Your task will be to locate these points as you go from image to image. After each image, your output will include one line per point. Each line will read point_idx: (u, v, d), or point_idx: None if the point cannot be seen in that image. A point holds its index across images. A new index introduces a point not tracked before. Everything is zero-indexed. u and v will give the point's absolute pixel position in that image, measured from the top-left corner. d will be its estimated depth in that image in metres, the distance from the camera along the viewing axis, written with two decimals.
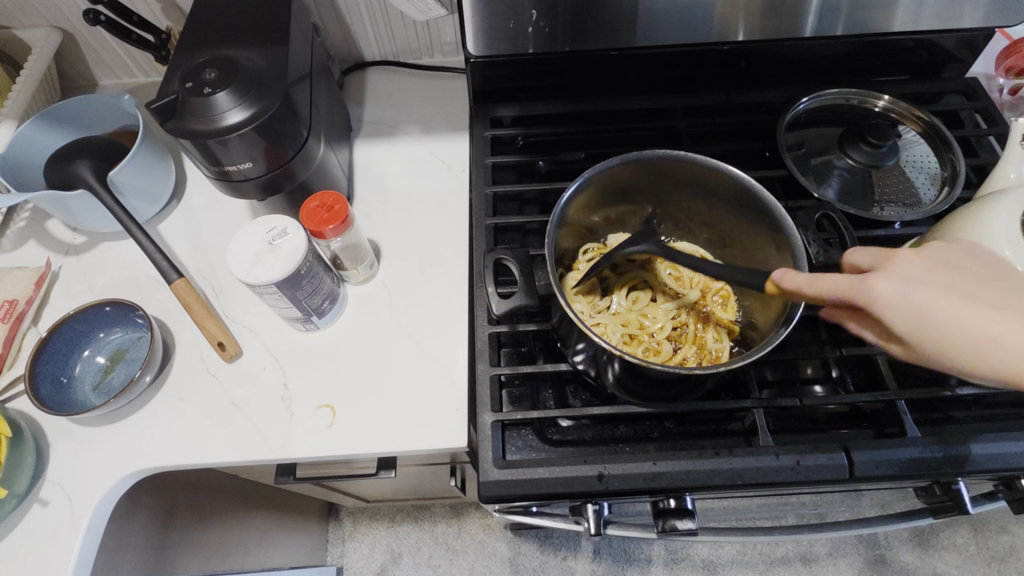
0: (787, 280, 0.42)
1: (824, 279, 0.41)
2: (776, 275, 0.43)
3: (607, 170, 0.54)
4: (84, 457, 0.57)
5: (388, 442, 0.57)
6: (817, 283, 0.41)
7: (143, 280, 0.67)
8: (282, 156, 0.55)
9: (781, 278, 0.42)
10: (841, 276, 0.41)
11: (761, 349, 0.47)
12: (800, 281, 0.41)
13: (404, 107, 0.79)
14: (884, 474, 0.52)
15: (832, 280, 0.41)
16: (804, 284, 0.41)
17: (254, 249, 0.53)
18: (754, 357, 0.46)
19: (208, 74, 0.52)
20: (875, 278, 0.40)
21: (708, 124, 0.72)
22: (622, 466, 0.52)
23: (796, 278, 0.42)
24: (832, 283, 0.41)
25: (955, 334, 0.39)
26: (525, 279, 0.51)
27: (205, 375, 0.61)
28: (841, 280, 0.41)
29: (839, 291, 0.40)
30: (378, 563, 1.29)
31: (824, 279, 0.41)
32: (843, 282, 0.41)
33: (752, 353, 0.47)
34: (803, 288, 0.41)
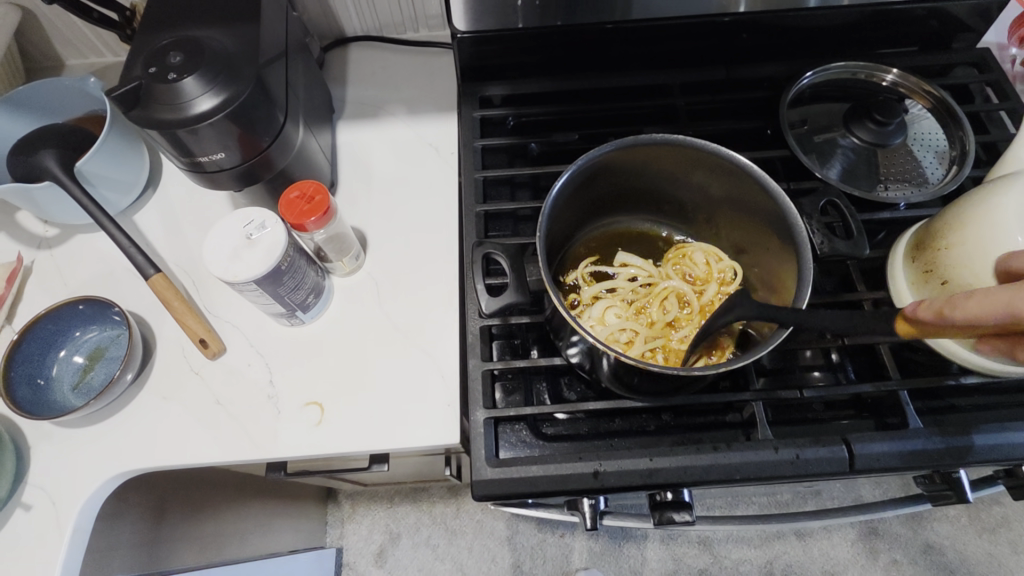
0: (923, 311, 0.38)
1: (965, 303, 0.38)
2: (908, 309, 0.39)
3: (600, 156, 0.52)
4: (66, 460, 0.56)
5: (378, 440, 0.56)
6: (961, 307, 0.38)
7: (120, 274, 0.64)
8: (258, 144, 0.52)
9: (915, 310, 0.39)
10: (989, 293, 0.37)
11: (762, 347, 0.45)
12: (940, 308, 0.38)
13: (388, 86, 0.76)
14: (885, 466, 0.50)
15: (978, 300, 0.38)
16: (946, 311, 0.38)
17: (231, 243, 0.51)
18: (754, 357, 0.44)
19: (173, 58, 0.49)
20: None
21: (707, 101, 0.69)
22: (617, 463, 0.51)
23: (931, 306, 0.38)
24: (983, 302, 0.37)
25: None
26: (516, 274, 0.49)
27: (188, 373, 0.59)
28: (990, 297, 0.37)
29: (991, 312, 0.37)
30: (378, 544, 1.30)
31: (963, 303, 0.38)
32: (994, 302, 0.37)
33: (752, 354, 0.45)
34: (946, 314, 0.38)
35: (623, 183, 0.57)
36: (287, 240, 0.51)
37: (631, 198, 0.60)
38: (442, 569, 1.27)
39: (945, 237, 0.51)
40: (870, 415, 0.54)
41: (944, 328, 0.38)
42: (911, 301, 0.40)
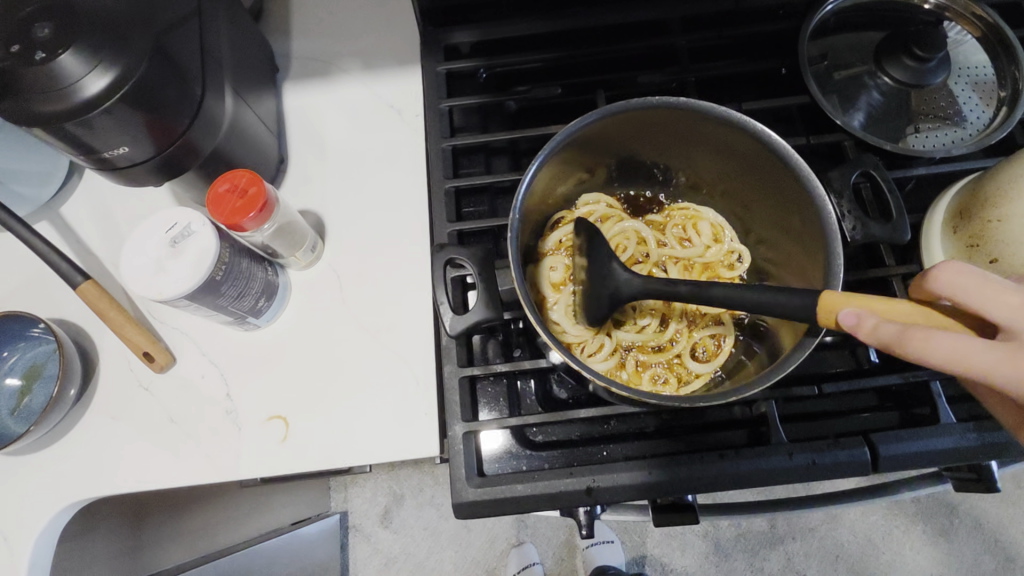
0: (870, 332, 0.34)
1: (931, 344, 0.33)
2: (847, 319, 0.35)
3: (583, 127, 0.43)
4: (9, 493, 0.51)
5: (350, 456, 0.51)
6: (922, 345, 0.33)
7: (48, 278, 0.56)
8: (174, 127, 0.43)
9: (858, 324, 0.35)
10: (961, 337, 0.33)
11: (772, 374, 0.39)
12: (888, 337, 0.34)
13: (340, 35, 0.64)
14: (912, 467, 0.46)
15: (941, 341, 0.32)
16: (893, 342, 0.34)
17: (152, 253, 0.43)
18: (766, 382, 0.38)
19: (42, 31, 0.39)
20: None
21: (714, 37, 0.58)
22: (612, 477, 0.46)
23: (880, 331, 0.34)
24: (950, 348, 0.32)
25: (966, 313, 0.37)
26: (487, 285, 0.42)
27: (136, 389, 0.53)
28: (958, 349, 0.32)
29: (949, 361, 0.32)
30: (382, 505, 1.28)
31: (934, 337, 0.33)
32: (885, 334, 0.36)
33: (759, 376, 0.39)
34: (894, 345, 0.34)
35: (616, 151, 0.48)
36: (218, 245, 0.44)
37: (627, 167, 0.51)
38: (447, 527, 1.26)
39: (998, 206, 0.43)
40: (894, 406, 0.49)
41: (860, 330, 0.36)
42: (853, 310, 0.35)
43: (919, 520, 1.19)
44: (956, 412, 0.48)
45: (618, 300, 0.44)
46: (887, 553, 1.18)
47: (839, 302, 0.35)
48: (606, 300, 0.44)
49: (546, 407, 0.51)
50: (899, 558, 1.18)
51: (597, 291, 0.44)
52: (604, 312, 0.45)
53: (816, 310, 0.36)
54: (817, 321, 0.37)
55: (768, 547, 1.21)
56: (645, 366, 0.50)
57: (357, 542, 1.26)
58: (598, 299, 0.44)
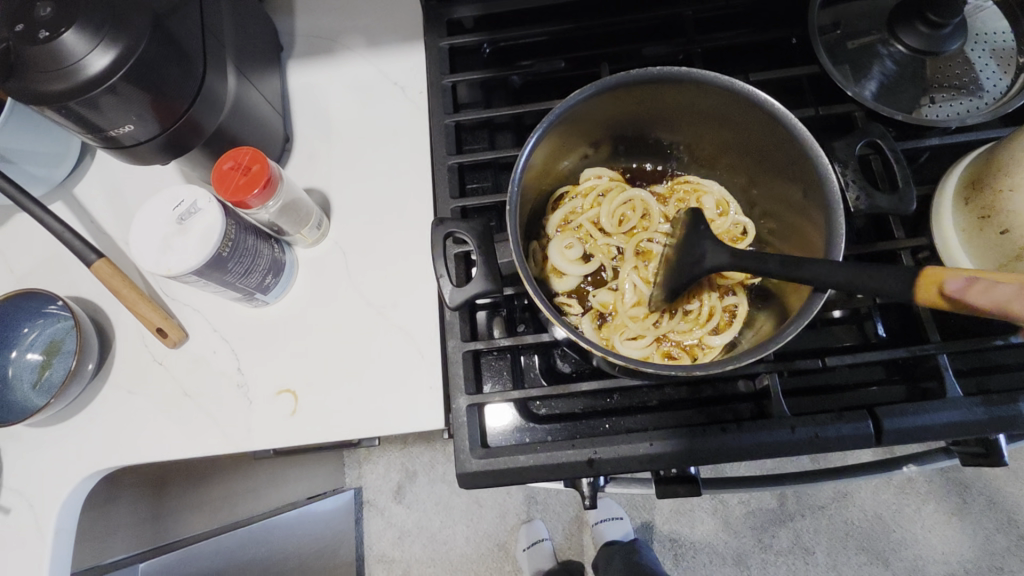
0: (977, 295, 0.29)
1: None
2: (955, 287, 0.30)
3: (582, 100, 0.43)
4: (34, 463, 0.53)
5: (357, 429, 0.52)
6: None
7: (64, 258, 0.57)
8: (176, 106, 0.44)
9: (968, 290, 0.29)
10: None
11: (777, 340, 0.39)
12: (1009, 296, 0.28)
13: (343, 12, 0.64)
14: (917, 441, 0.46)
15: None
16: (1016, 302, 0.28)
17: (160, 231, 0.44)
18: (767, 351, 0.38)
19: (44, 10, 0.39)
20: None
21: (722, 7, 0.57)
22: (613, 449, 0.46)
23: (995, 294, 0.29)
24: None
25: None
26: (487, 258, 0.43)
27: (151, 364, 0.55)
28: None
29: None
30: (395, 482, 1.30)
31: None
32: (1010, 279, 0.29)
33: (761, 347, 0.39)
34: (1015, 307, 0.28)
35: (616, 122, 0.48)
36: (224, 222, 0.44)
37: (631, 138, 0.51)
38: (459, 502, 1.28)
39: (1010, 175, 0.42)
40: (902, 380, 0.49)
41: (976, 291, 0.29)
42: (957, 277, 0.30)
43: (930, 499, 1.19)
44: (964, 386, 0.48)
45: (700, 270, 0.40)
46: (898, 532, 1.18)
47: (941, 271, 0.30)
48: (687, 271, 0.41)
49: (550, 381, 0.52)
50: (909, 536, 1.18)
51: (683, 260, 0.41)
52: (684, 284, 0.42)
53: (921, 284, 0.31)
54: (917, 301, 0.31)
55: (777, 525, 1.21)
56: (653, 339, 0.50)
57: (371, 517, 1.28)
58: (681, 270, 0.41)
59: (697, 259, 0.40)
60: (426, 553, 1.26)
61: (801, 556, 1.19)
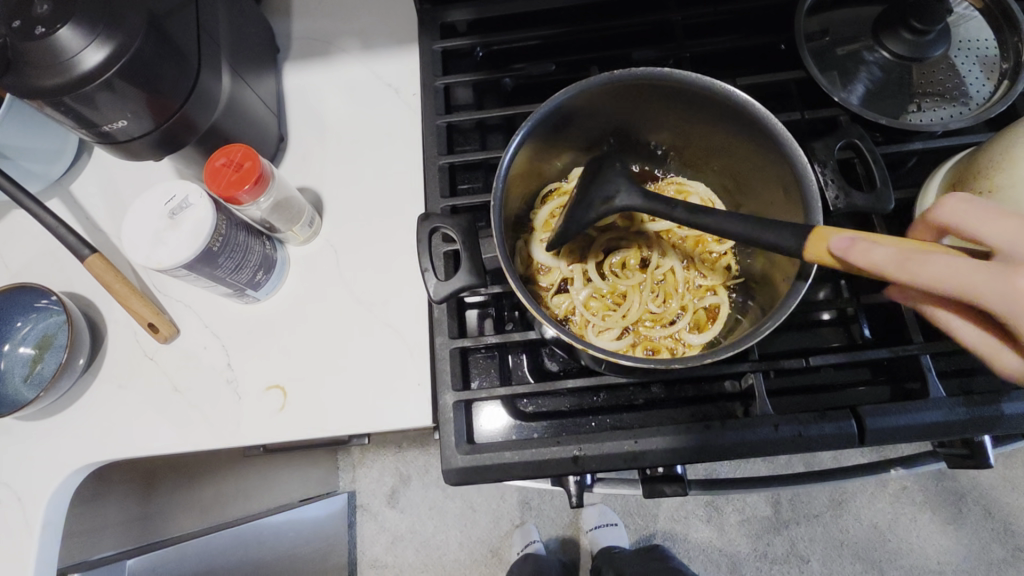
0: (858, 255, 0.34)
1: (923, 269, 0.33)
2: (838, 246, 0.35)
3: (569, 99, 0.43)
4: (22, 456, 0.53)
5: (345, 425, 0.52)
6: (912, 272, 0.33)
7: (59, 254, 0.58)
8: (169, 103, 0.45)
9: (849, 251, 0.35)
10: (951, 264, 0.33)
11: (757, 335, 0.39)
12: (887, 260, 0.34)
13: (339, 15, 0.65)
14: (900, 440, 0.46)
15: (936, 265, 0.33)
16: (897, 266, 0.34)
17: (152, 225, 0.45)
18: (747, 344, 0.39)
19: (40, 7, 0.40)
20: (1015, 274, 0.32)
21: (710, 13, 0.58)
22: (598, 446, 0.47)
23: (878, 256, 0.34)
24: (939, 271, 0.33)
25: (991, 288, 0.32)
26: (474, 253, 0.43)
27: (142, 360, 0.55)
28: (954, 270, 0.33)
29: (944, 284, 0.33)
30: (389, 486, 1.29)
31: (920, 266, 0.33)
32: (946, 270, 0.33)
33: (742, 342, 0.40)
34: (890, 269, 0.34)
35: (604, 124, 0.48)
36: (215, 217, 0.45)
37: (619, 140, 0.51)
38: (453, 507, 1.27)
39: (989, 177, 0.42)
40: (887, 380, 0.50)
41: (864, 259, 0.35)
42: (846, 238, 0.35)
43: (925, 508, 1.18)
44: (947, 387, 0.48)
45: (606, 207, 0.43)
46: (893, 541, 1.17)
47: (831, 232, 0.36)
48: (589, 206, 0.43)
49: (537, 379, 0.52)
50: (904, 545, 1.17)
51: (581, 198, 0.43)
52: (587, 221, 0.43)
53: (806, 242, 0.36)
54: (806, 254, 0.37)
55: (772, 533, 1.20)
56: (639, 338, 0.50)
57: (364, 521, 1.27)
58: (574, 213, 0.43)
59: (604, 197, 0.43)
60: (419, 558, 1.25)
61: (796, 565, 1.19)
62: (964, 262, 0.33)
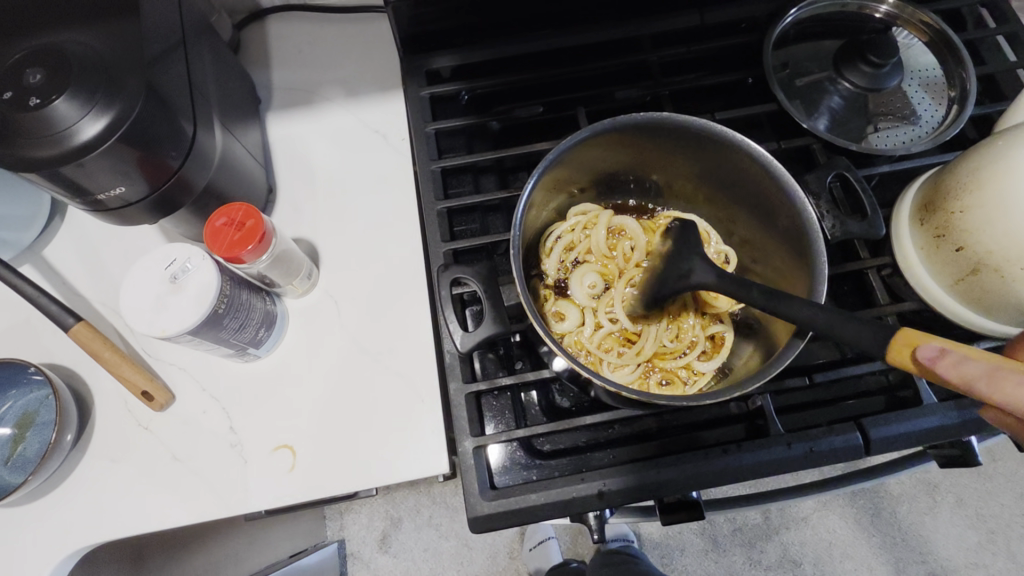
0: (946, 366, 0.31)
1: (1010, 389, 0.30)
2: (928, 354, 0.32)
3: (574, 144, 0.45)
4: (8, 546, 0.49)
5: (361, 479, 0.51)
6: (1001, 390, 0.30)
7: (37, 324, 0.55)
8: (167, 165, 0.44)
9: (937, 361, 0.32)
10: None
11: (772, 368, 0.41)
12: (976, 374, 0.31)
13: (320, 64, 0.65)
14: (902, 447, 0.48)
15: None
16: (983, 382, 0.30)
17: (153, 291, 0.43)
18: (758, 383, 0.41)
19: (33, 76, 0.39)
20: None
21: (683, 52, 0.61)
22: (621, 480, 0.47)
23: (966, 369, 0.31)
24: (1021, 399, 0.30)
25: None
26: (492, 298, 0.44)
27: (136, 430, 0.52)
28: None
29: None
30: (379, 530, 1.25)
31: (1011, 384, 0.30)
32: None
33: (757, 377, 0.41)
34: (976, 383, 0.31)
35: (606, 162, 0.50)
36: (219, 278, 0.44)
37: (619, 176, 0.53)
38: (447, 546, 1.24)
39: (959, 198, 0.46)
40: (880, 390, 0.52)
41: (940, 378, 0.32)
42: (937, 346, 0.32)
43: (901, 501, 1.23)
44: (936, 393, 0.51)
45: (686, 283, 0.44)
46: (877, 537, 1.22)
47: (921, 336, 0.33)
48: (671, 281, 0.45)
49: (551, 417, 0.52)
50: (887, 539, 1.22)
51: (670, 270, 0.45)
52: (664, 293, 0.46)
53: (892, 342, 0.34)
54: (889, 357, 0.34)
55: (763, 539, 1.23)
56: (649, 369, 0.51)
57: (356, 570, 1.22)
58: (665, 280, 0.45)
59: (683, 274, 0.44)
60: None
61: (790, 569, 1.21)
62: None
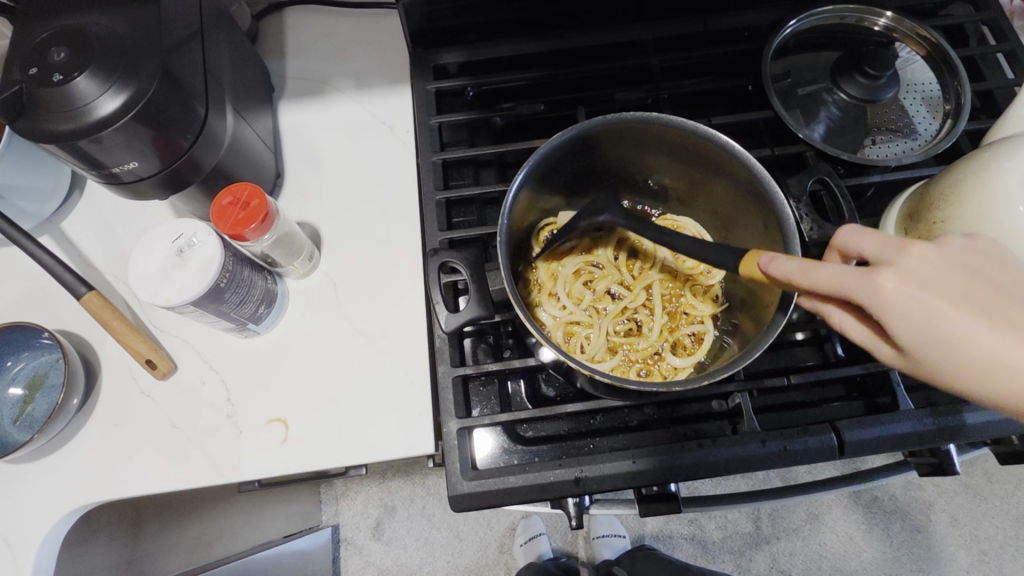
0: (774, 267, 0.38)
1: (815, 275, 0.36)
2: (764, 259, 0.39)
3: (564, 141, 0.47)
4: (13, 501, 0.52)
5: (349, 455, 0.52)
6: (808, 276, 0.37)
7: (52, 292, 0.58)
8: (178, 144, 0.46)
9: (770, 264, 0.38)
10: (843, 270, 0.36)
11: (741, 358, 0.42)
12: (791, 270, 0.37)
13: (334, 56, 0.68)
14: (875, 451, 0.49)
15: (825, 273, 0.36)
16: (795, 276, 0.37)
17: (160, 263, 0.46)
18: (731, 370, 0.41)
19: (57, 55, 0.42)
20: (880, 274, 0.36)
21: (684, 57, 0.63)
22: (598, 468, 0.49)
23: (786, 267, 0.38)
24: (825, 278, 0.36)
25: (842, 291, 0.36)
26: (478, 285, 0.46)
27: (139, 397, 0.55)
28: (841, 277, 0.36)
29: (834, 290, 0.36)
30: (373, 518, 1.27)
31: (814, 271, 0.36)
32: (841, 276, 0.36)
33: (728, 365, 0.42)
34: (792, 277, 0.37)
35: (596, 164, 0.53)
36: (222, 254, 0.46)
37: (615, 177, 0.55)
38: (439, 537, 1.25)
39: (942, 209, 0.47)
40: (860, 396, 0.53)
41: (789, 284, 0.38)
42: (769, 255, 0.39)
43: (895, 517, 1.23)
44: (914, 399, 0.52)
45: None
46: (868, 551, 1.21)
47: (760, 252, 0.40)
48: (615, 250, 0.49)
49: (535, 404, 0.54)
50: (878, 555, 1.21)
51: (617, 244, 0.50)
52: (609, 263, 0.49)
53: (742, 258, 0.41)
54: (744, 271, 0.41)
55: (754, 548, 1.23)
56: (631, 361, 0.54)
57: (348, 555, 1.24)
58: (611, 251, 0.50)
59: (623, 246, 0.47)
60: None
61: None
62: (843, 269, 0.36)
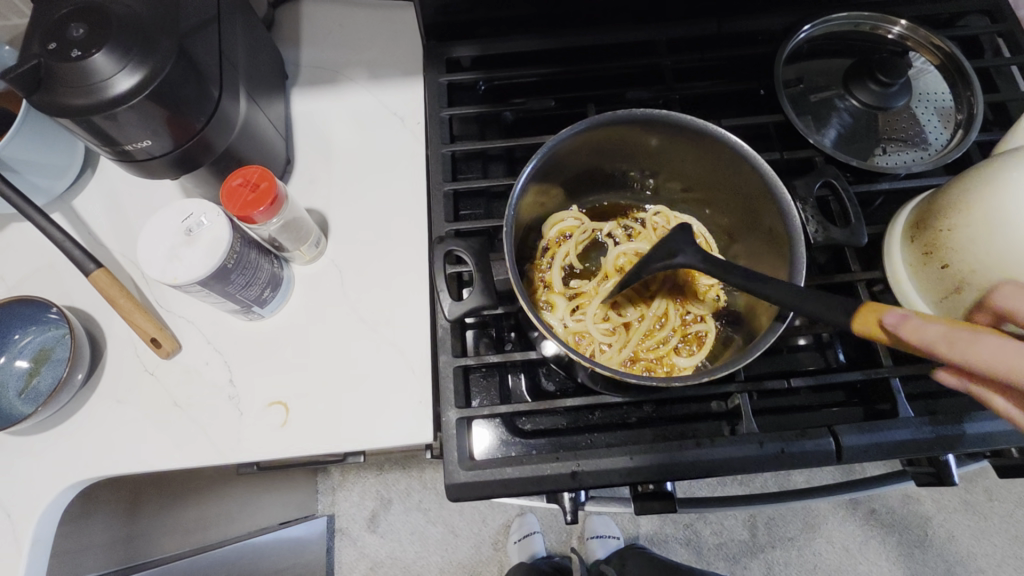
0: (911, 333, 0.34)
1: (973, 348, 0.32)
2: (892, 321, 0.35)
3: (573, 136, 0.47)
4: (15, 472, 0.52)
5: (349, 440, 0.53)
6: (965, 351, 0.33)
7: (62, 268, 0.58)
8: (191, 125, 0.47)
9: (903, 327, 0.34)
10: (1004, 342, 0.32)
11: (742, 358, 0.43)
12: (937, 339, 0.33)
13: (348, 46, 0.68)
14: (873, 457, 0.49)
15: (986, 346, 0.32)
16: (944, 346, 0.33)
17: (169, 242, 0.46)
18: (729, 370, 0.42)
19: (76, 31, 0.42)
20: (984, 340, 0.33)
21: (697, 59, 0.63)
22: (595, 463, 0.49)
23: (927, 332, 0.34)
24: (991, 355, 0.32)
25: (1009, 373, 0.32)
26: (483, 274, 0.47)
27: (142, 375, 0.55)
28: (1004, 353, 0.32)
29: (995, 366, 0.32)
30: (369, 509, 1.27)
31: (977, 344, 0.32)
32: (1007, 354, 0.32)
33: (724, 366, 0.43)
34: (942, 347, 0.33)
35: (603, 159, 0.53)
36: (230, 235, 0.47)
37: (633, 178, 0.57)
38: (434, 531, 1.26)
39: (948, 217, 0.47)
40: (860, 402, 0.53)
41: (934, 356, 0.34)
42: (900, 313, 0.35)
43: (892, 531, 1.22)
44: (915, 408, 0.52)
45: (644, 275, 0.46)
46: (863, 563, 1.21)
47: (885, 306, 0.35)
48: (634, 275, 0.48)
49: (534, 398, 0.54)
50: (874, 568, 1.20)
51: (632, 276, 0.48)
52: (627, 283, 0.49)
53: (857, 314, 0.36)
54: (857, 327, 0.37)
55: (749, 556, 1.22)
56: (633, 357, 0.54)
57: (343, 546, 1.24)
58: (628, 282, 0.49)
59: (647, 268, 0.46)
60: None
61: None
62: (1012, 343, 0.32)
